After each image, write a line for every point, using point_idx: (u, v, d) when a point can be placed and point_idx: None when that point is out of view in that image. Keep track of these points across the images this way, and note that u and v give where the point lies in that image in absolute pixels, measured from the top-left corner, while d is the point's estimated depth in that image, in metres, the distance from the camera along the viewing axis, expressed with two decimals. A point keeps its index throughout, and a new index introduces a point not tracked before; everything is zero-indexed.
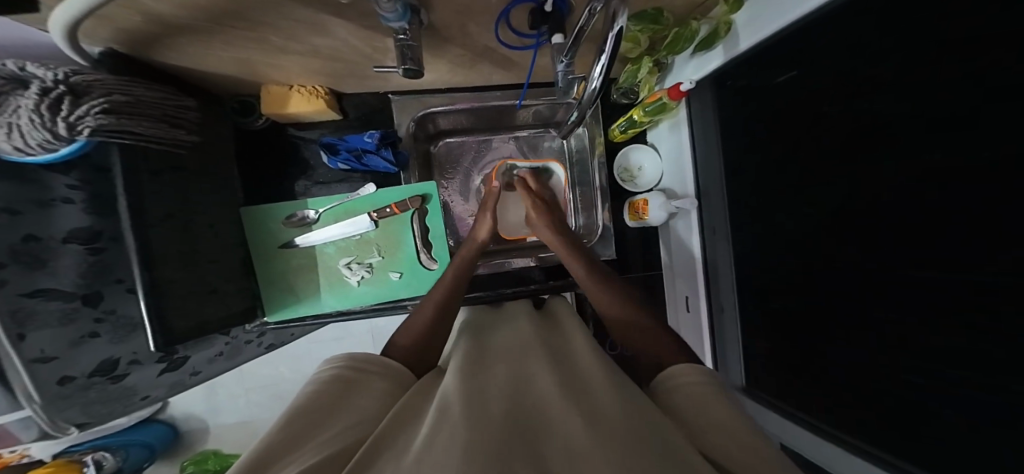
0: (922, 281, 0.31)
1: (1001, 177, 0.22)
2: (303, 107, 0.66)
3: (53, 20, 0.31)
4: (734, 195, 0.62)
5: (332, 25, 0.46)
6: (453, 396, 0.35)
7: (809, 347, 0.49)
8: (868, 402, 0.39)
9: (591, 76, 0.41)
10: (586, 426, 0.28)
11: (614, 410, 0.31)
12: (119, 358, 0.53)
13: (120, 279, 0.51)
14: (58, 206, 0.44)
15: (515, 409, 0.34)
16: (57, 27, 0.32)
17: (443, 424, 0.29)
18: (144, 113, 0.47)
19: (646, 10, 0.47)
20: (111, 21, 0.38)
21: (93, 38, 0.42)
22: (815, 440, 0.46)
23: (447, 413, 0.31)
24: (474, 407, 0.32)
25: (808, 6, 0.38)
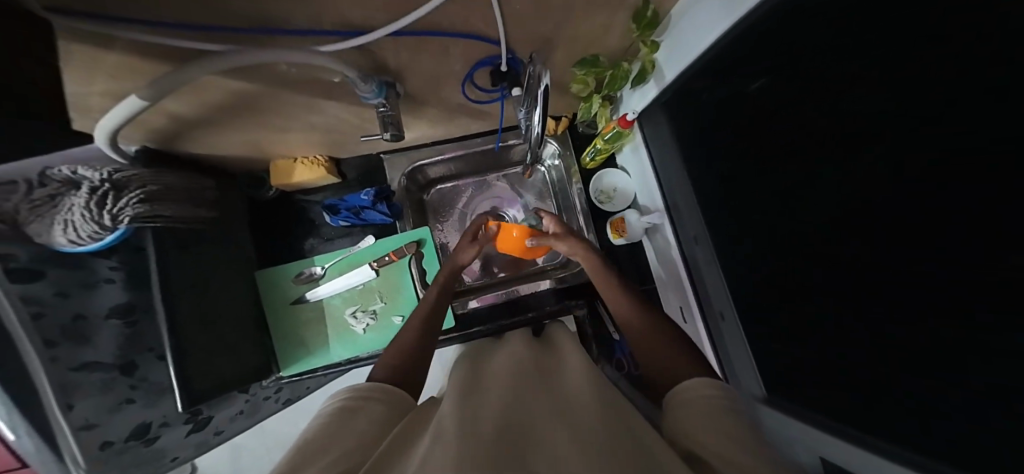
0: (911, 279, 0.30)
1: (1002, 177, 0.21)
2: (306, 175, 0.75)
3: (102, 129, 0.41)
4: (705, 206, 0.65)
5: (325, 104, 0.55)
6: (448, 414, 0.36)
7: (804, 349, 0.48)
8: (869, 401, 0.37)
9: (531, 124, 0.49)
10: (570, 433, 0.29)
11: (595, 419, 0.33)
12: (150, 421, 0.57)
13: (151, 348, 0.56)
14: (102, 286, 0.51)
15: (505, 413, 0.35)
16: (103, 133, 0.42)
17: (439, 437, 0.31)
18: (173, 198, 0.55)
19: (586, 56, 0.59)
20: (145, 124, 0.48)
21: (129, 139, 0.52)
22: (822, 444, 0.43)
23: (442, 428, 0.33)
24: (468, 420, 0.33)
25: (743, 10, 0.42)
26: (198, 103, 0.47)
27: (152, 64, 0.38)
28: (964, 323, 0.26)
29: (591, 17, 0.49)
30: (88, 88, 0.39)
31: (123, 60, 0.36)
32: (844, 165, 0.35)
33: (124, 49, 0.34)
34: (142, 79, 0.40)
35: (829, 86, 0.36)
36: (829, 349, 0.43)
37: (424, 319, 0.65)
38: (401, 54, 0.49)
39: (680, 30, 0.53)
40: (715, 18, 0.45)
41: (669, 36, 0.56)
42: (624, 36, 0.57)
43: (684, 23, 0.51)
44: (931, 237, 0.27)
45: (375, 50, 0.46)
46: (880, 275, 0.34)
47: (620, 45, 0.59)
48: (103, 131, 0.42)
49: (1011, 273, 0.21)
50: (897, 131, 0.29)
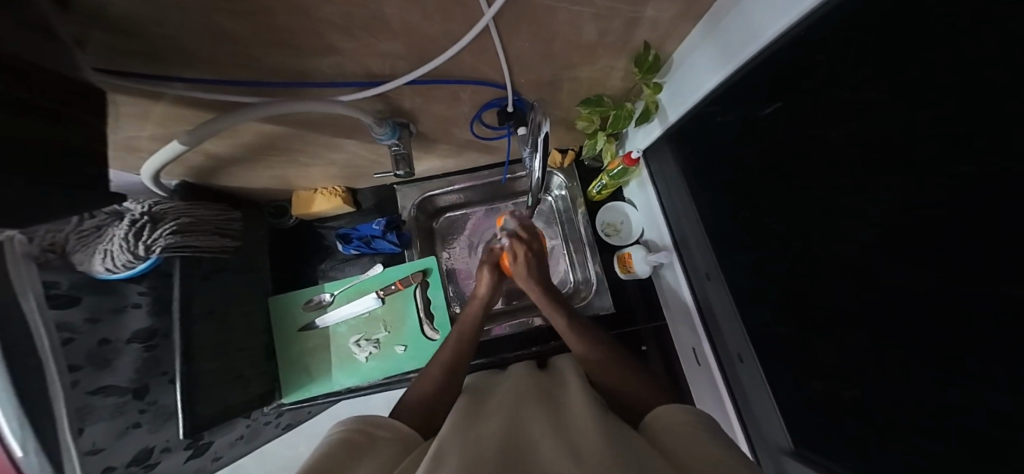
0: (931, 341, 0.27)
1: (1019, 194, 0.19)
2: (323, 206, 0.79)
3: (146, 167, 0.45)
4: (715, 240, 0.62)
5: (345, 143, 0.59)
6: (448, 444, 0.36)
7: (819, 403, 0.44)
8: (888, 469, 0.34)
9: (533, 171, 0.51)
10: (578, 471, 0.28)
11: (603, 449, 0.32)
12: (153, 446, 0.57)
13: (165, 371, 0.59)
14: (129, 310, 0.55)
15: (504, 448, 0.34)
16: (148, 172, 0.46)
17: (439, 467, 0.31)
18: (202, 229, 0.59)
19: (589, 97, 0.61)
20: (185, 163, 0.53)
21: (170, 175, 0.57)
22: None
23: (442, 460, 0.32)
24: (470, 453, 0.33)
25: (758, 43, 0.39)
26: (233, 145, 0.51)
27: (193, 112, 0.41)
28: (960, 319, 0.24)
29: (593, 61, 0.51)
30: (139, 133, 0.43)
31: (171, 111, 0.40)
32: (848, 211, 0.34)
33: (168, 100, 0.38)
34: (186, 125, 0.44)
35: (820, 130, 0.36)
36: (840, 403, 0.40)
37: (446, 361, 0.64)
38: (415, 99, 0.52)
39: (682, 72, 0.54)
40: (713, 64, 0.47)
41: (672, 78, 0.57)
42: (624, 78, 0.59)
43: (685, 66, 0.53)
44: (930, 237, 0.25)
45: (393, 96, 0.49)
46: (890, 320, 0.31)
47: (621, 85, 0.61)
48: (145, 170, 0.45)
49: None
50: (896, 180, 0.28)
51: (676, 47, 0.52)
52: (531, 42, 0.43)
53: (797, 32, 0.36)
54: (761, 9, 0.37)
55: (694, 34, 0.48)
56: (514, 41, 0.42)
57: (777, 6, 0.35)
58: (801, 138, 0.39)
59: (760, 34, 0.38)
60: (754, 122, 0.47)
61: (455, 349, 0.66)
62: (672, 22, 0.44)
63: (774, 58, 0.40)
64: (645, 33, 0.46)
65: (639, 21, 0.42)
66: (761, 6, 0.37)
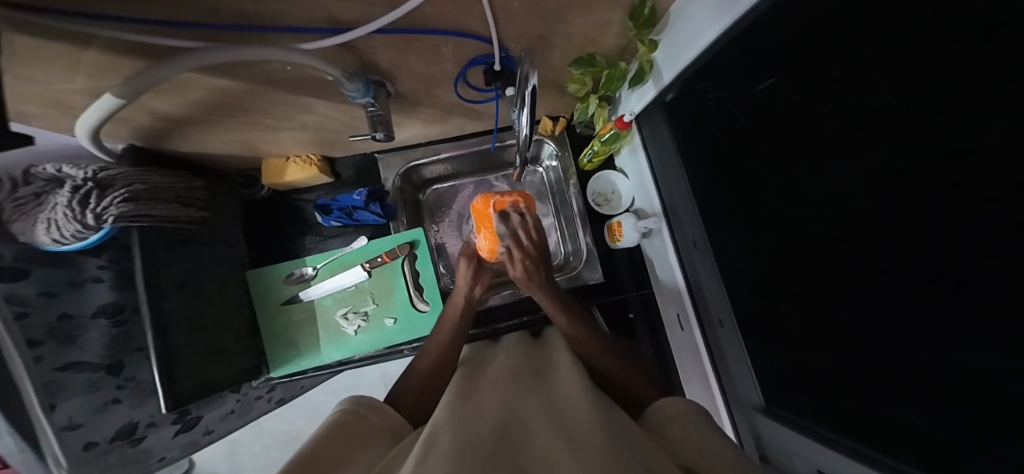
0: (905, 297, 0.28)
1: (993, 151, 0.18)
2: (297, 175, 0.74)
3: (79, 128, 0.39)
4: (704, 208, 0.62)
5: (316, 104, 0.53)
6: (442, 426, 0.35)
7: (794, 361, 0.46)
8: (851, 416, 0.36)
9: (517, 128, 0.48)
10: (570, 458, 0.27)
11: (596, 433, 0.31)
12: (137, 421, 0.57)
13: (140, 347, 0.57)
14: (89, 284, 0.51)
15: (500, 429, 0.34)
16: (84, 133, 0.40)
17: (435, 448, 0.30)
18: (160, 197, 0.53)
19: (581, 56, 0.58)
20: (129, 121, 0.46)
21: (114, 136, 0.50)
22: (805, 442, 0.42)
23: (435, 442, 0.31)
24: (465, 433, 0.32)
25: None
26: (182, 102, 0.45)
27: (131, 60, 0.36)
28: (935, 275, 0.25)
29: (587, 12, 0.47)
30: (70, 86, 0.37)
31: (102, 59, 0.34)
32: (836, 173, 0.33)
33: (97, 47, 0.32)
34: (123, 76, 0.38)
35: (814, 87, 0.34)
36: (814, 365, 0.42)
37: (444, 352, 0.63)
38: (389, 52, 0.47)
39: (678, 28, 0.50)
40: (707, 18, 0.43)
41: (666, 36, 0.53)
42: (619, 35, 0.55)
43: (682, 18, 0.48)
44: (911, 189, 0.25)
45: (364, 48, 0.44)
46: (872, 294, 0.32)
47: (617, 44, 0.57)
48: (83, 122, 0.38)
49: (1000, 270, 0.19)
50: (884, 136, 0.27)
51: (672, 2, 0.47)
52: None
53: None
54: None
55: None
56: None
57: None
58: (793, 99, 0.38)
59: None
60: (747, 79, 0.45)
61: (446, 336, 0.67)
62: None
63: (770, 10, 0.36)
64: None
65: None
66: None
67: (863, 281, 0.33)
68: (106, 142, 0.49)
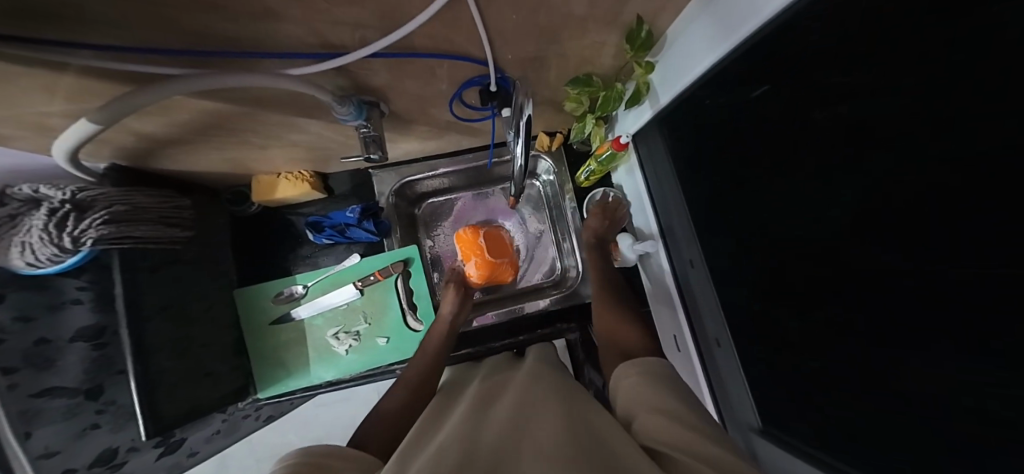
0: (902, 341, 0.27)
1: (1007, 211, 0.17)
2: (289, 192, 0.72)
3: (56, 148, 0.38)
4: (700, 228, 0.61)
5: (306, 124, 0.52)
6: (407, 455, 0.31)
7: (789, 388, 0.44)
8: (842, 453, 0.35)
9: (511, 156, 0.47)
10: (546, 452, 0.24)
11: (572, 428, 0.29)
12: (117, 446, 0.56)
13: (122, 370, 0.54)
14: (68, 307, 0.49)
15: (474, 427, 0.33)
16: (60, 152, 0.38)
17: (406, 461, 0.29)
18: (142, 218, 0.50)
19: (578, 76, 0.57)
20: (110, 142, 0.44)
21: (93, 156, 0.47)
22: (791, 463, 0.41)
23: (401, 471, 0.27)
24: (435, 440, 0.31)
25: (754, 25, 0.34)
26: (168, 124, 0.43)
27: (112, 84, 0.34)
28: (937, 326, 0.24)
29: (581, 33, 0.46)
30: (48, 109, 0.36)
31: (81, 84, 0.33)
32: (839, 209, 0.32)
33: (76, 74, 0.31)
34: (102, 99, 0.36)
35: (816, 120, 0.33)
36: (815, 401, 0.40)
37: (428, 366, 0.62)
38: (381, 74, 0.46)
39: (674, 51, 0.49)
40: (705, 47, 0.42)
41: (664, 58, 0.52)
42: (615, 56, 0.54)
43: (679, 42, 0.47)
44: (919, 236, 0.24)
45: (356, 71, 0.43)
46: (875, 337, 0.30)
47: (614, 64, 0.56)
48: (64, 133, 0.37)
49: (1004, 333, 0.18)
50: (887, 179, 0.26)
51: (670, 22, 0.47)
52: (511, 9, 0.38)
53: (790, 16, 0.31)
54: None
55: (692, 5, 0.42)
56: (493, 8, 0.37)
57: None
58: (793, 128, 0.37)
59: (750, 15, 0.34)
60: (747, 102, 0.44)
61: (426, 355, 0.65)
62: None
63: (768, 40, 0.36)
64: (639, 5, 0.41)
65: None
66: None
67: (861, 318, 0.32)
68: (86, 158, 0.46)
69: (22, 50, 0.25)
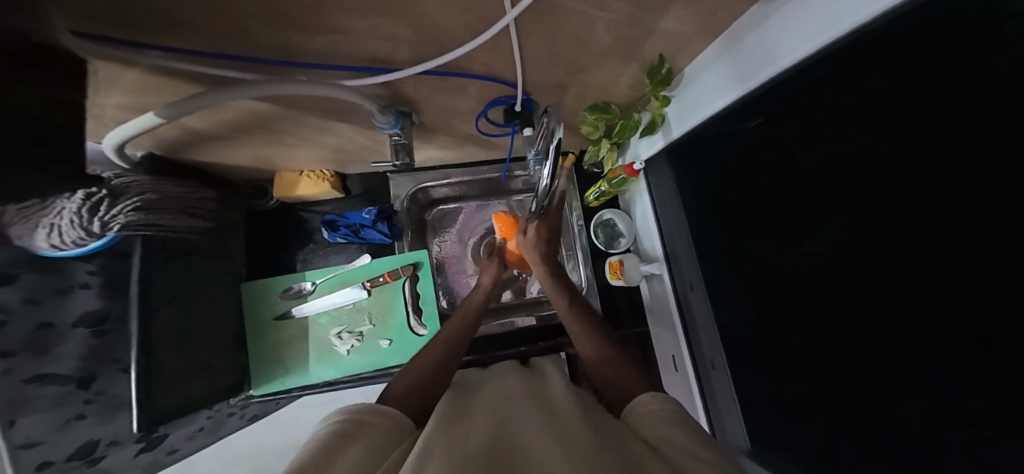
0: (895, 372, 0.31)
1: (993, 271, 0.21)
2: (310, 190, 0.73)
3: (110, 138, 0.37)
4: (701, 254, 0.66)
5: (339, 128, 0.54)
6: (433, 443, 0.33)
7: (783, 412, 0.49)
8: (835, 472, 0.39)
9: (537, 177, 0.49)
10: (563, 463, 0.27)
11: (586, 437, 0.32)
12: (98, 439, 0.52)
13: (117, 359, 0.52)
14: (76, 291, 0.48)
15: (500, 442, 0.34)
16: (111, 141, 0.38)
17: (430, 455, 0.31)
18: (168, 207, 0.52)
19: (596, 103, 0.62)
20: (157, 136, 0.45)
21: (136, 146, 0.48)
22: None
23: (426, 459, 0.30)
24: (463, 445, 0.32)
25: (776, 67, 0.39)
26: (215, 121, 0.44)
27: (169, 90, 0.36)
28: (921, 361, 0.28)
29: (605, 65, 0.50)
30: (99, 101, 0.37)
31: (147, 86, 0.34)
32: (835, 249, 0.37)
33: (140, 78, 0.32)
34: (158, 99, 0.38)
35: (814, 169, 0.38)
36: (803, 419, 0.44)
37: (457, 338, 0.63)
38: (419, 88, 0.49)
39: (693, 87, 0.54)
40: (726, 85, 0.47)
41: (681, 92, 0.57)
42: (633, 87, 0.58)
43: (697, 81, 0.53)
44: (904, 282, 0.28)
45: (399, 85, 0.46)
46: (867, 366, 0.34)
47: (630, 94, 0.61)
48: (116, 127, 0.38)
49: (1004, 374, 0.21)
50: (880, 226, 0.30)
51: (689, 62, 0.52)
52: (547, 41, 0.41)
53: (805, 65, 0.36)
54: (775, 41, 0.37)
55: (710, 50, 0.47)
56: (531, 37, 0.40)
57: (793, 39, 0.35)
58: (793, 171, 0.42)
59: (770, 64, 0.39)
60: (751, 143, 0.49)
61: (463, 326, 0.66)
62: (690, 37, 0.44)
63: (782, 86, 0.40)
64: (661, 46, 0.46)
65: (661, 33, 0.42)
66: (779, 36, 0.37)
67: (857, 348, 0.35)
68: (128, 150, 0.47)
69: (106, 49, 0.26)
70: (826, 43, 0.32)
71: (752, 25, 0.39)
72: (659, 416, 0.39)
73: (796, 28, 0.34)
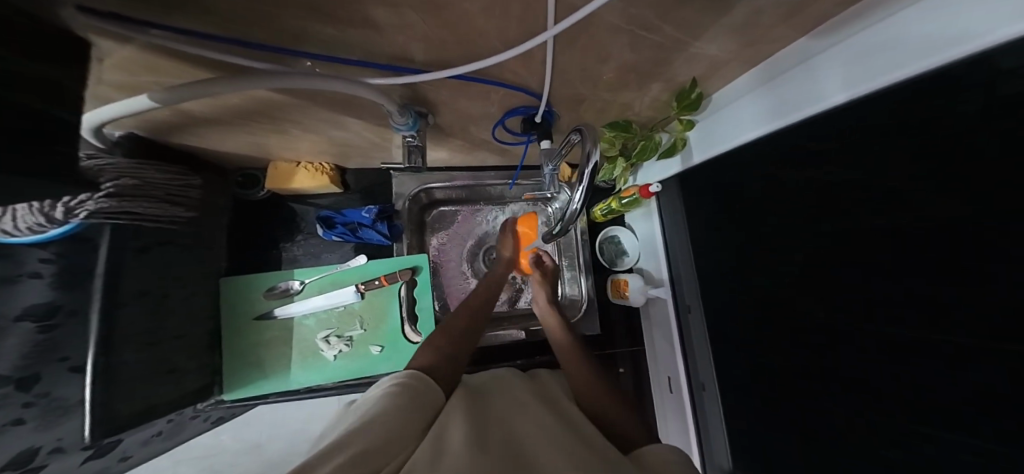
0: None
1: None
2: (305, 183, 0.68)
3: (94, 117, 0.33)
4: (705, 280, 0.68)
5: (350, 122, 0.51)
6: (451, 436, 0.35)
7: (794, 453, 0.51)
8: None
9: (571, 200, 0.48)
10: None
11: (596, 461, 0.33)
12: (38, 447, 0.40)
13: (65, 357, 0.43)
14: (23, 281, 0.39)
15: (505, 445, 0.36)
16: (95, 119, 0.33)
17: (442, 453, 0.32)
18: (147, 194, 0.48)
19: (618, 121, 0.60)
20: (145, 119, 0.40)
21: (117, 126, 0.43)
22: None
23: (441, 450, 0.33)
24: (477, 450, 0.33)
25: (823, 105, 0.39)
26: (213, 105, 0.40)
27: (170, 76, 0.32)
28: None
29: (633, 87, 0.50)
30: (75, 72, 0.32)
31: (141, 64, 0.29)
32: None
33: (131, 57, 0.28)
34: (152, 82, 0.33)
35: None
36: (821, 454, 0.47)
37: (463, 329, 0.59)
38: (443, 91, 0.46)
39: (721, 115, 0.55)
40: (761, 117, 0.48)
41: (708, 118, 0.58)
42: (657, 108, 0.58)
43: (728, 109, 0.53)
44: None
45: (424, 87, 0.43)
46: None
47: (650, 116, 0.61)
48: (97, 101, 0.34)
49: None
50: None
51: (717, 88, 0.52)
52: (585, 58, 0.40)
53: (859, 103, 0.37)
54: (831, 75, 0.37)
55: (743, 80, 0.47)
56: (569, 52, 0.39)
57: (855, 76, 0.35)
58: None
59: (824, 99, 0.39)
60: (778, 180, 0.50)
61: (463, 318, 0.62)
62: (724, 63, 0.43)
63: (825, 122, 0.41)
64: (693, 70, 0.45)
65: (700, 57, 0.41)
66: (836, 71, 0.37)
67: None
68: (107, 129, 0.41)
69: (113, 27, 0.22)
70: (889, 83, 0.33)
71: (800, 58, 0.39)
72: (679, 472, 0.36)
73: (860, 65, 0.34)
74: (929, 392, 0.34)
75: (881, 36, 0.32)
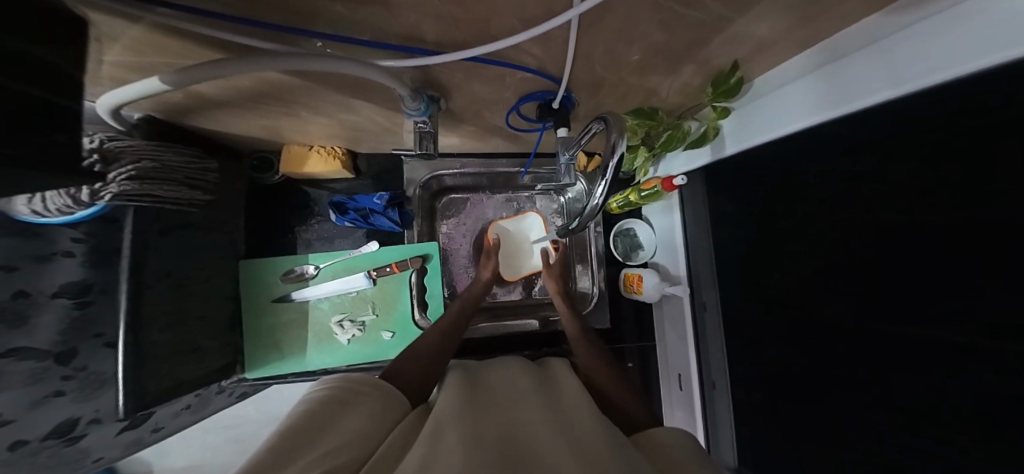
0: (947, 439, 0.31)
1: None
2: (318, 167, 0.68)
3: (114, 96, 0.33)
4: (723, 276, 0.65)
5: (360, 107, 0.50)
6: (447, 422, 0.35)
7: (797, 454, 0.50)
8: None
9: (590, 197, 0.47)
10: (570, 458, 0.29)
11: (594, 439, 0.33)
12: (77, 416, 0.43)
13: (99, 334, 0.46)
14: (57, 259, 0.41)
15: (503, 429, 0.36)
16: (114, 100, 0.33)
17: (439, 437, 0.32)
18: (167, 177, 0.49)
19: (641, 108, 0.57)
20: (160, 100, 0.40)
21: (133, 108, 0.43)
22: None
23: (439, 434, 0.32)
24: (474, 436, 0.32)
25: (864, 102, 0.36)
26: (225, 87, 0.39)
27: (181, 58, 0.31)
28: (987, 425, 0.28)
29: (660, 71, 0.47)
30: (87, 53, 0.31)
31: (152, 44, 0.28)
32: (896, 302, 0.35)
33: (142, 38, 0.27)
34: (164, 63, 0.32)
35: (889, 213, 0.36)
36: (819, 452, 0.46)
37: (450, 324, 0.62)
38: (456, 75, 0.44)
39: (761, 103, 0.50)
40: (800, 110, 0.44)
41: (745, 106, 0.53)
42: (685, 93, 0.54)
43: (772, 95, 0.48)
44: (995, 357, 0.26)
45: (435, 70, 0.42)
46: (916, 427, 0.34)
47: (675, 102, 0.57)
48: (118, 85, 0.34)
49: None
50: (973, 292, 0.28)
51: (762, 73, 0.47)
52: (610, 38, 0.37)
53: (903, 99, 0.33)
54: (881, 66, 0.33)
55: (790, 65, 0.43)
56: (594, 32, 0.36)
57: (902, 72, 0.31)
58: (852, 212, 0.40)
59: (867, 95, 0.35)
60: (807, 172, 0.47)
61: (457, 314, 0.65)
62: (772, 43, 0.39)
63: (864, 120, 0.37)
64: (735, 51, 0.42)
65: (739, 36, 0.38)
66: (902, 53, 0.31)
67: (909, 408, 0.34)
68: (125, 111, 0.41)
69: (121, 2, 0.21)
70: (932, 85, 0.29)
71: (859, 42, 0.35)
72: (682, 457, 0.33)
73: (908, 60, 0.31)
74: (926, 392, 0.33)
75: (934, 27, 0.28)
